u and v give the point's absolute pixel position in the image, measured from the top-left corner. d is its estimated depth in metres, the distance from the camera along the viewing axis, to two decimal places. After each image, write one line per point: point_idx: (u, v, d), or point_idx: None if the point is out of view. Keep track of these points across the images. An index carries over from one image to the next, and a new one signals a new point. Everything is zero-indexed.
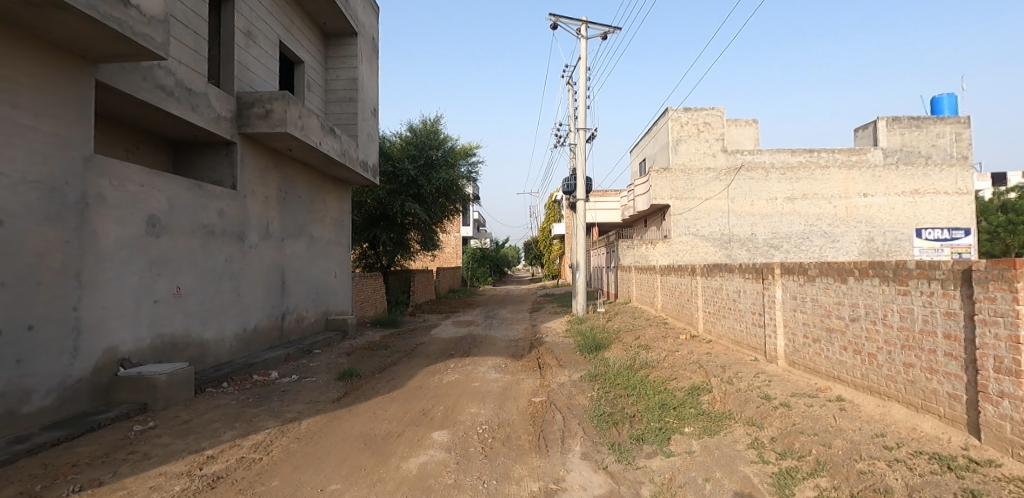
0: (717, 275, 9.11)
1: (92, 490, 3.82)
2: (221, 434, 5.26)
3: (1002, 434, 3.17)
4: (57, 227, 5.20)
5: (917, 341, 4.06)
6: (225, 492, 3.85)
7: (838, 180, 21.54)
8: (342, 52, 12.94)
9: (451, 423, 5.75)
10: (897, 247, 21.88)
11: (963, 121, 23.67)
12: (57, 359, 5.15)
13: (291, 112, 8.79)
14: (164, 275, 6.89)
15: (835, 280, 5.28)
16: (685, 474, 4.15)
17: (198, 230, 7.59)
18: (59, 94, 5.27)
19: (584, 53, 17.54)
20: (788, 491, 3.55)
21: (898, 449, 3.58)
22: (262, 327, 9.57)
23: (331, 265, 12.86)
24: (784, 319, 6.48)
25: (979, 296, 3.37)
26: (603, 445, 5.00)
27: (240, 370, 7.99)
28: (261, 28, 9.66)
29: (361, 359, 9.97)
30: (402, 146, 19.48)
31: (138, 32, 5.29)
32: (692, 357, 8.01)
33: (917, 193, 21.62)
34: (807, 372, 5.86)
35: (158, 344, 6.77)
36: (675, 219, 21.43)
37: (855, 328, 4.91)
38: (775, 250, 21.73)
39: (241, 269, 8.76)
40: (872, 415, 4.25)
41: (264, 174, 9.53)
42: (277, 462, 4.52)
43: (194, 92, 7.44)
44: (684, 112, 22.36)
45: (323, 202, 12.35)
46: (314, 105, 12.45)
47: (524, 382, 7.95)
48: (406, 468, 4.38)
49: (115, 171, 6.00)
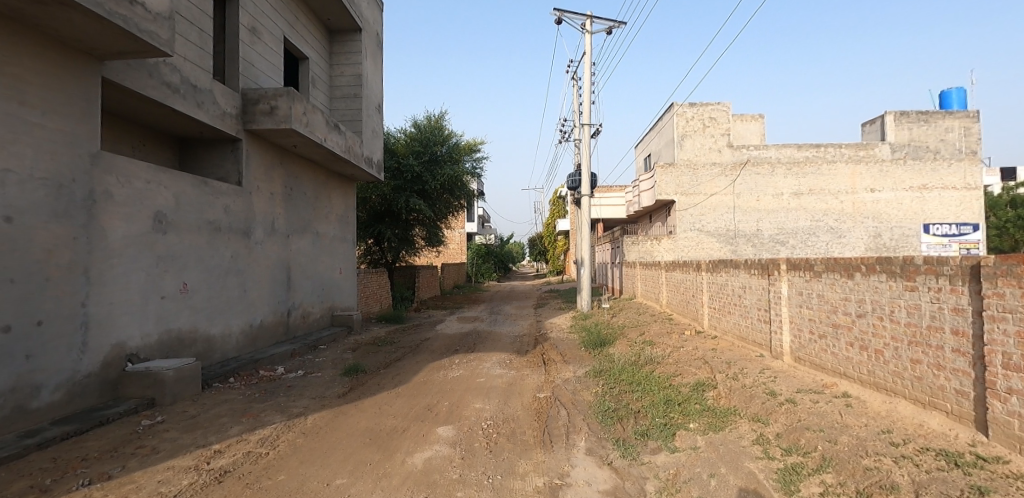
0: (722, 271, 9.07)
1: (101, 484, 3.86)
2: (228, 429, 5.31)
3: (1010, 431, 3.15)
4: (66, 224, 5.24)
5: (924, 338, 4.03)
6: (232, 486, 3.89)
7: (846, 175, 21.35)
8: (346, 48, 12.94)
9: (456, 419, 5.76)
10: (905, 243, 21.71)
11: (972, 115, 23.41)
12: (66, 355, 5.21)
13: (296, 108, 8.81)
14: (170, 272, 6.94)
15: (842, 275, 5.25)
16: (690, 469, 4.15)
17: (204, 226, 7.63)
18: (66, 91, 5.30)
19: (589, 48, 17.43)
20: (794, 487, 3.53)
21: (904, 445, 3.56)
22: (268, 323, 9.63)
23: (336, 261, 12.91)
24: (790, 315, 6.44)
25: (988, 292, 3.34)
26: (608, 441, 5.01)
27: (246, 365, 8.05)
28: (265, 25, 9.66)
29: (366, 355, 10.01)
30: (407, 142, 19.48)
31: (144, 29, 5.30)
32: (698, 353, 7.99)
33: (925, 188, 21.42)
34: (813, 369, 5.83)
35: (165, 339, 6.82)
36: (680, 215, 21.32)
37: (861, 324, 4.88)
38: (781, 246, 21.57)
39: (247, 266, 8.81)
40: (878, 411, 4.23)
41: (269, 170, 9.56)
42: (283, 456, 4.56)
43: (200, 89, 7.47)
44: (689, 107, 22.23)
45: (328, 198, 12.37)
46: (319, 101, 12.48)
47: (528, 378, 7.96)
48: (412, 463, 4.40)
49: (122, 168, 6.04)
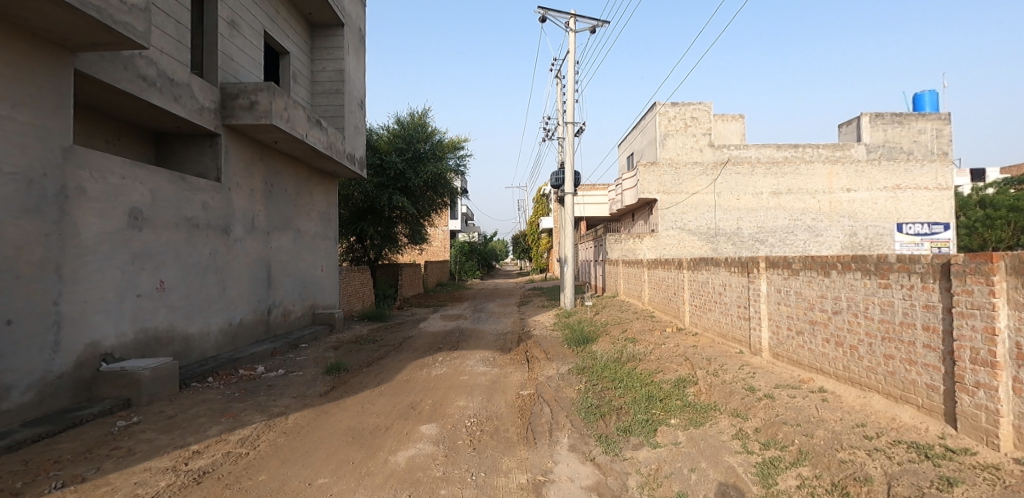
0: (703, 268, 9.21)
1: (75, 487, 3.76)
2: (207, 429, 5.22)
3: (978, 423, 3.27)
4: (37, 220, 5.07)
5: (896, 333, 4.16)
6: (211, 487, 3.82)
7: (823, 175, 21.82)
8: (329, 42, 12.75)
9: (440, 417, 5.75)
10: (879, 241, 22.31)
11: (943, 117, 24.14)
12: (37, 354, 5.05)
13: (277, 103, 8.66)
14: (147, 269, 6.77)
15: (819, 273, 5.36)
16: (671, 464, 4.22)
17: (182, 223, 7.46)
18: (38, 83, 5.12)
19: (573, 47, 17.47)
20: (771, 480, 3.63)
21: (878, 438, 3.67)
22: (248, 321, 9.46)
23: (318, 259, 12.74)
24: (768, 312, 6.59)
25: (957, 289, 3.46)
26: (590, 437, 5.05)
27: (225, 364, 7.90)
28: (245, 18, 9.48)
29: (349, 353, 9.92)
30: (389, 139, 19.28)
31: (119, 20, 5.15)
32: (679, 350, 8.08)
33: (899, 188, 22.03)
34: (791, 364, 5.96)
35: (141, 338, 6.65)
36: (663, 213, 21.52)
37: (837, 320, 5.01)
38: (761, 244, 21.99)
39: (226, 263, 8.66)
40: (852, 405, 4.36)
41: (249, 165, 9.37)
42: (264, 456, 4.49)
43: (177, 83, 7.29)
44: (672, 107, 22.47)
45: (309, 195, 12.21)
46: (301, 97, 12.29)
47: (512, 376, 7.98)
48: (395, 461, 4.38)
49: (95, 163, 5.86)
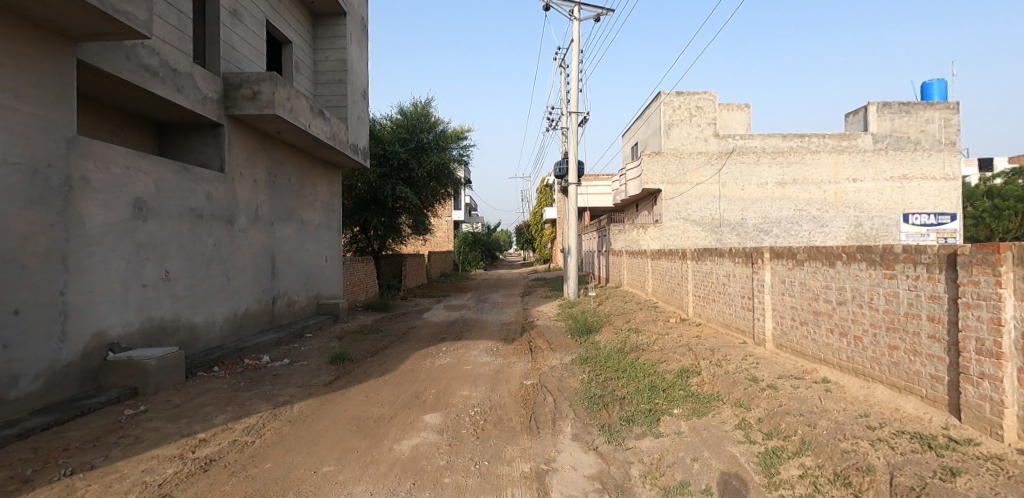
0: (707, 259, 9.21)
1: (83, 474, 3.81)
2: (214, 417, 5.27)
3: (981, 414, 3.27)
4: (41, 211, 5.08)
5: (900, 324, 4.15)
6: (217, 475, 3.86)
7: (828, 165, 21.67)
8: (331, 32, 12.64)
9: (443, 406, 5.79)
10: (884, 232, 22.17)
11: (952, 106, 23.86)
12: (45, 344, 5.11)
13: (280, 93, 8.63)
14: (152, 260, 6.81)
15: (824, 263, 5.34)
16: (673, 454, 4.25)
17: (186, 213, 7.49)
18: (39, 73, 5.10)
19: (577, 36, 17.29)
20: (773, 470, 3.65)
21: (880, 429, 3.67)
22: (253, 311, 9.53)
23: (321, 250, 12.72)
24: (772, 303, 6.57)
25: (963, 280, 3.43)
26: (593, 427, 5.09)
27: (230, 354, 7.97)
28: (247, 5, 9.41)
29: (353, 343, 9.95)
30: (392, 129, 19.26)
31: (120, 10, 5.11)
32: (682, 340, 8.10)
33: (906, 178, 21.78)
34: (794, 355, 5.97)
35: (147, 328, 6.70)
36: (666, 204, 21.53)
37: (842, 311, 4.99)
38: (765, 234, 21.91)
39: (230, 254, 8.69)
40: (856, 396, 4.36)
41: (252, 156, 9.37)
42: (270, 444, 4.54)
43: (179, 73, 7.26)
44: (676, 96, 22.17)
45: (313, 185, 12.21)
46: (304, 86, 12.25)
47: (515, 365, 8.01)
48: (399, 450, 4.42)
49: (99, 153, 5.86)
